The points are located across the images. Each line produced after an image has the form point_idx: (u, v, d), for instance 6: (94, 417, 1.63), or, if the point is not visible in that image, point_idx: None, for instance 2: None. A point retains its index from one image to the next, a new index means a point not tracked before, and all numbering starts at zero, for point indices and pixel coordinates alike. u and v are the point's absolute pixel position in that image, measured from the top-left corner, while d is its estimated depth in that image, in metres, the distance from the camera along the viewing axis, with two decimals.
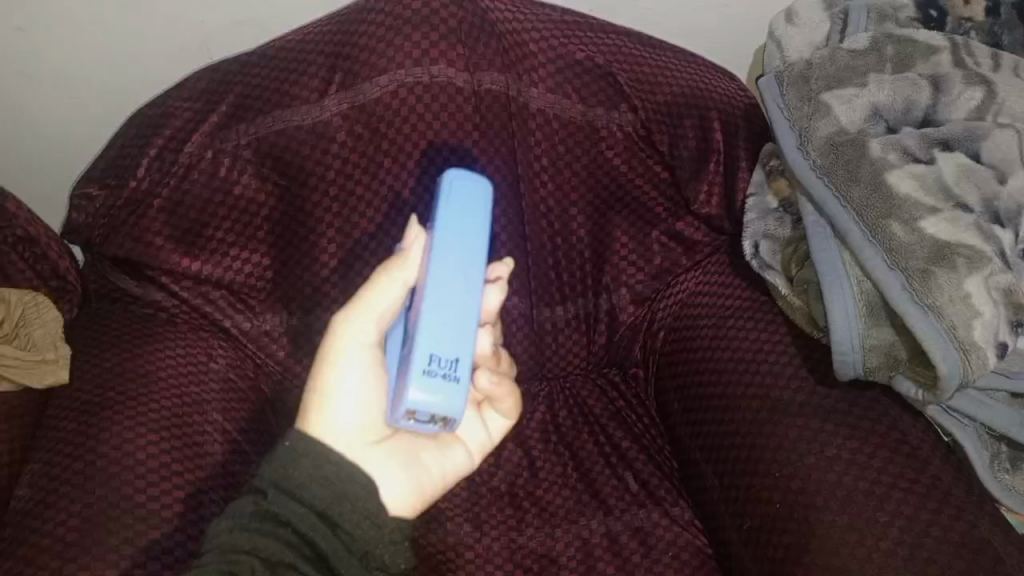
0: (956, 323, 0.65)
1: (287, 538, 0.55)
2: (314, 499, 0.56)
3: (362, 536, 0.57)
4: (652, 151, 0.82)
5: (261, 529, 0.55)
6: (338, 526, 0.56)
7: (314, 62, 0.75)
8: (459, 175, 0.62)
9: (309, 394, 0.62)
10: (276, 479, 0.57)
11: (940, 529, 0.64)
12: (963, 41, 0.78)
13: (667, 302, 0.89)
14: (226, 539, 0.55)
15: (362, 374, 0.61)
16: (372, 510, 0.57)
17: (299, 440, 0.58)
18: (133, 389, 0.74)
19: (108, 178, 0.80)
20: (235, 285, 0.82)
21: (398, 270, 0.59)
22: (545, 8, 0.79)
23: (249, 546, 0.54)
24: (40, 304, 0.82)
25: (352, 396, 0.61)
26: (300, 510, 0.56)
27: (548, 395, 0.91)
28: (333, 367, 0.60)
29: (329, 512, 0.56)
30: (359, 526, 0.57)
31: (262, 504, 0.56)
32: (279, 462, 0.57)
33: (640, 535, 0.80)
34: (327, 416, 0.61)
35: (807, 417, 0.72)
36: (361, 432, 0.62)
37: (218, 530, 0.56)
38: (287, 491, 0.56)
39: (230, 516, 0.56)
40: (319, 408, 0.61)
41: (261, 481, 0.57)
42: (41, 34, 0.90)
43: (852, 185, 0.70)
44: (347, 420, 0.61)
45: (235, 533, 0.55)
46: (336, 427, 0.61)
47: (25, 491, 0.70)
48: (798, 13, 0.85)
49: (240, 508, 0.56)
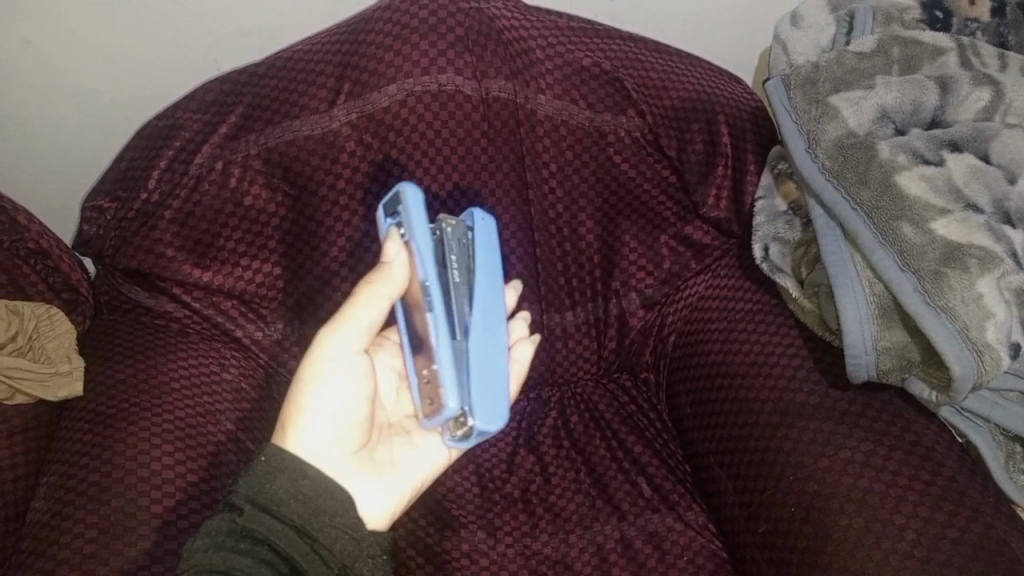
0: (969, 324, 0.65)
1: (263, 555, 0.57)
2: (294, 515, 0.59)
3: (341, 549, 0.60)
4: (661, 155, 0.82)
5: (237, 548, 0.57)
6: (316, 540, 0.59)
7: (323, 73, 0.76)
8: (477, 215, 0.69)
9: (289, 407, 0.65)
10: (252, 496, 0.58)
11: (957, 530, 0.64)
12: (970, 42, 0.78)
13: (677, 306, 0.90)
14: (201, 559, 0.56)
15: (343, 388, 0.65)
16: (351, 524, 0.60)
17: (278, 453, 0.61)
18: (148, 401, 0.75)
19: (119, 191, 0.81)
20: (247, 295, 0.82)
21: (383, 281, 0.63)
22: (551, 16, 0.79)
23: (225, 565, 0.56)
24: (53, 317, 0.82)
25: (325, 413, 0.64)
26: (278, 525, 0.58)
27: (559, 400, 0.91)
28: (316, 381, 0.64)
29: (306, 528, 0.59)
30: (337, 541, 0.59)
31: (237, 521, 0.58)
32: (255, 479, 0.59)
33: (655, 540, 0.79)
34: (302, 432, 0.63)
35: (819, 420, 0.72)
36: (335, 445, 0.65)
37: (190, 551, 0.57)
38: (264, 506, 0.58)
39: (203, 536, 0.57)
40: (292, 424, 0.64)
41: (238, 498, 0.59)
42: (51, 49, 0.90)
43: (862, 187, 0.70)
44: (317, 437, 0.64)
45: (210, 552, 0.56)
46: (313, 435, 0.64)
47: (42, 503, 0.70)
48: (804, 16, 0.85)
49: (216, 526, 0.58)
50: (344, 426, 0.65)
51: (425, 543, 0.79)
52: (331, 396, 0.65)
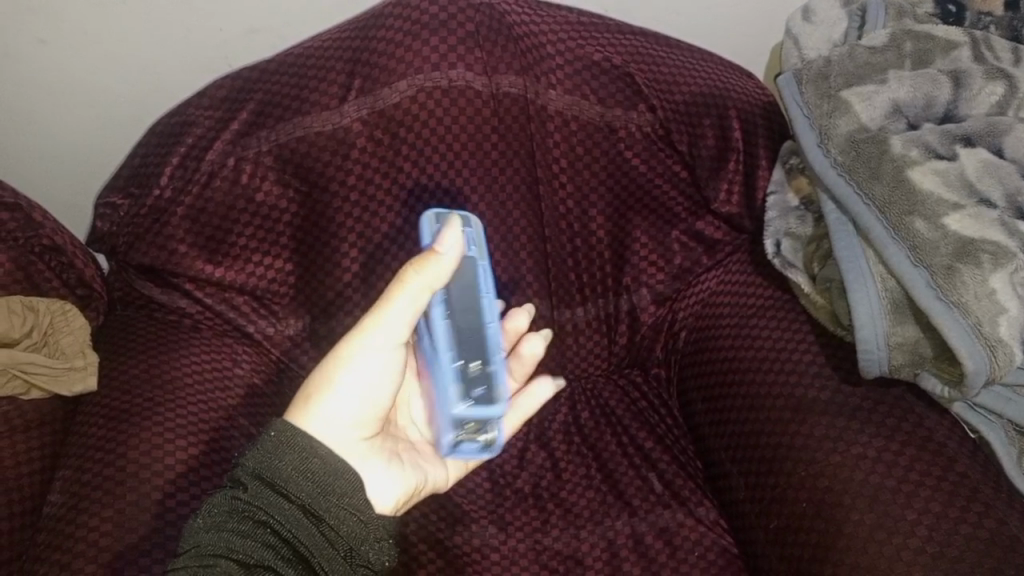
0: (981, 320, 0.65)
1: (266, 539, 0.58)
2: (302, 493, 0.59)
3: (348, 531, 0.60)
4: (672, 151, 0.82)
5: (239, 529, 0.58)
6: (322, 521, 0.59)
7: (334, 69, 0.76)
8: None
9: (312, 383, 0.64)
10: (258, 471, 0.59)
11: (969, 527, 0.63)
12: (983, 35, 0.78)
13: (689, 301, 0.90)
14: (202, 539, 0.57)
15: (374, 373, 0.64)
16: (359, 506, 0.60)
17: (289, 429, 0.60)
18: (161, 395, 0.75)
19: (132, 187, 0.81)
20: (260, 291, 0.83)
21: (430, 272, 0.59)
22: (561, 11, 0.79)
23: (226, 548, 0.57)
24: (68, 312, 0.83)
25: (350, 394, 0.64)
26: (283, 505, 0.58)
27: (570, 396, 0.91)
28: (348, 362, 0.63)
29: (313, 508, 0.59)
30: (344, 523, 0.60)
31: (239, 500, 0.59)
32: (263, 452, 0.59)
33: (666, 535, 0.80)
34: (323, 411, 0.63)
35: (831, 416, 0.72)
36: (352, 429, 0.65)
37: (191, 531, 0.58)
38: (270, 483, 0.59)
39: (206, 516, 0.59)
40: (315, 398, 0.63)
41: (243, 476, 0.59)
42: (65, 46, 0.91)
43: (874, 182, 0.70)
44: (338, 416, 0.63)
45: (211, 532, 0.57)
46: (332, 415, 0.63)
47: (58, 497, 0.71)
48: (815, 10, 0.85)
49: (218, 505, 0.59)
50: (363, 412, 0.65)
51: (437, 538, 0.79)
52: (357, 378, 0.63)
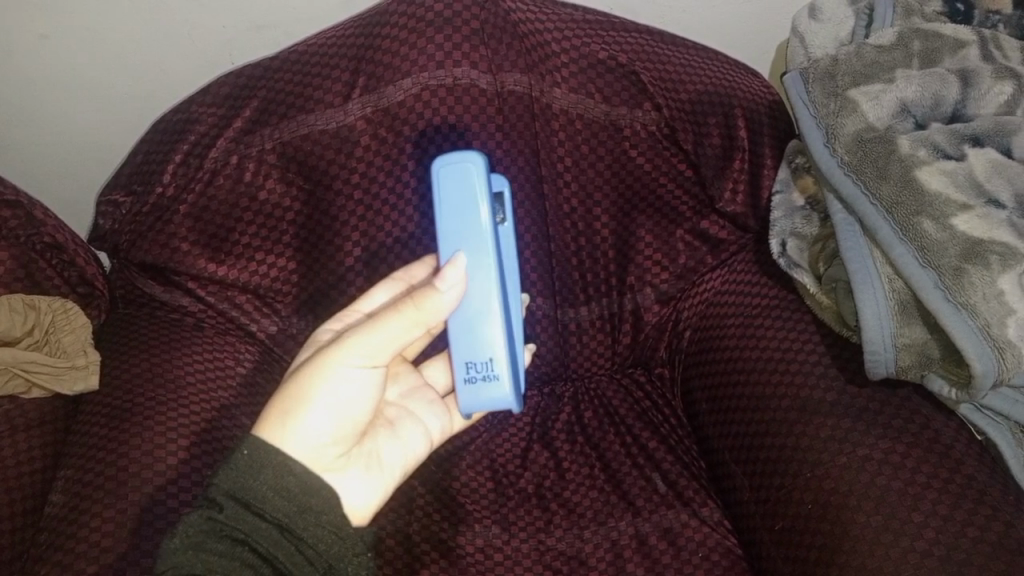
0: (990, 321, 0.64)
1: (245, 557, 0.57)
2: (279, 513, 0.57)
3: (327, 549, 0.59)
4: (677, 150, 0.81)
5: (218, 549, 0.56)
6: (303, 541, 0.58)
7: (337, 66, 0.75)
8: (446, 158, 0.68)
9: (283, 403, 0.61)
10: (235, 492, 0.57)
11: (977, 529, 0.63)
12: (991, 33, 0.77)
13: (692, 301, 0.89)
14: (178, 560, 0.55)
15: (349, 393, 0.62)
16: (338, 523, 0.59)
17: (261, 448, 0.59)
18: (162, 394, 0.75)
19: (134, 185, 0.81)
20: (262, 289, 0.83)
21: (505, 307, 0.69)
22: (567, 8, 0.79)
23: (205, 568, 0.55)
24: (69, 310, 0.82)
25: (331, 409, 0.62)
26: (261, 525, 0.57)
27: (573, 395, 0.91)
28: (324, 383, 0.61)
29: (292, 527, 0.58)
30: (326, 543, 0.59)
31: (216, 519, 0.57)
32: (236, 474, 0.58)
33: (670, 536, 0.79)
34: (297, 430, 0.61)
35: (837, 417, 0.72)
36: (328, 447, 0.62)
37: (167, 552, 0.56)
38: (246, 503, 0.57)
39: (182, 536, 0.56)
40: (292, 413, 0.61)
41: (218, 494, 0.58)
42: (67, 42, 0.90)
43: (882, 182, 0.70)
44: (315, 431, 0.61)
45: (189, 553, 0.56)
46: (305, 435, 0.61)
47: (59, 497, 0.70)
48: (822, 8, 0.84)
49: (194, 524, 0.57)
50: (338, 427, 0.62)
51: (440, 538, 0.79)
52: (334, 397, 0.62)
